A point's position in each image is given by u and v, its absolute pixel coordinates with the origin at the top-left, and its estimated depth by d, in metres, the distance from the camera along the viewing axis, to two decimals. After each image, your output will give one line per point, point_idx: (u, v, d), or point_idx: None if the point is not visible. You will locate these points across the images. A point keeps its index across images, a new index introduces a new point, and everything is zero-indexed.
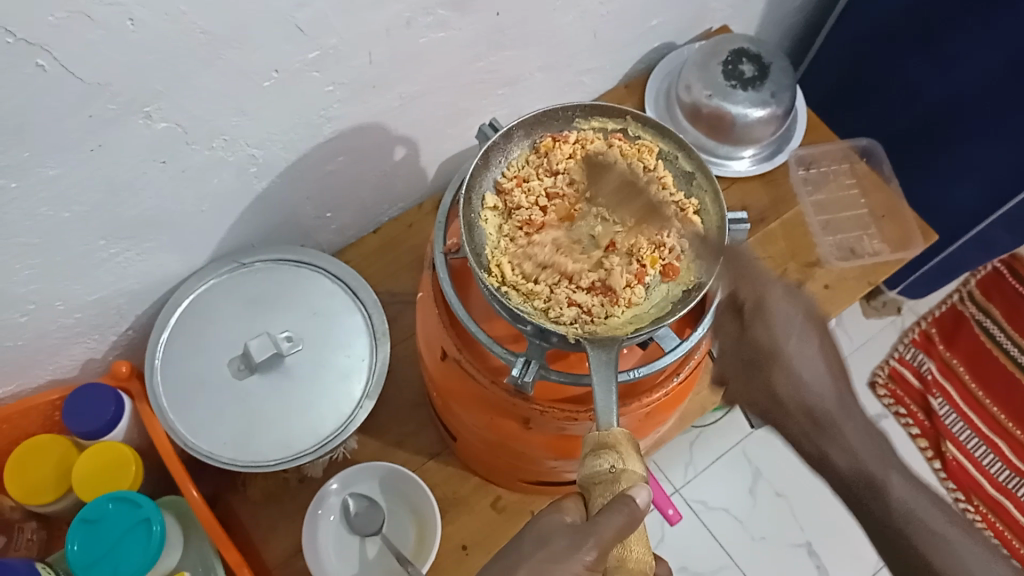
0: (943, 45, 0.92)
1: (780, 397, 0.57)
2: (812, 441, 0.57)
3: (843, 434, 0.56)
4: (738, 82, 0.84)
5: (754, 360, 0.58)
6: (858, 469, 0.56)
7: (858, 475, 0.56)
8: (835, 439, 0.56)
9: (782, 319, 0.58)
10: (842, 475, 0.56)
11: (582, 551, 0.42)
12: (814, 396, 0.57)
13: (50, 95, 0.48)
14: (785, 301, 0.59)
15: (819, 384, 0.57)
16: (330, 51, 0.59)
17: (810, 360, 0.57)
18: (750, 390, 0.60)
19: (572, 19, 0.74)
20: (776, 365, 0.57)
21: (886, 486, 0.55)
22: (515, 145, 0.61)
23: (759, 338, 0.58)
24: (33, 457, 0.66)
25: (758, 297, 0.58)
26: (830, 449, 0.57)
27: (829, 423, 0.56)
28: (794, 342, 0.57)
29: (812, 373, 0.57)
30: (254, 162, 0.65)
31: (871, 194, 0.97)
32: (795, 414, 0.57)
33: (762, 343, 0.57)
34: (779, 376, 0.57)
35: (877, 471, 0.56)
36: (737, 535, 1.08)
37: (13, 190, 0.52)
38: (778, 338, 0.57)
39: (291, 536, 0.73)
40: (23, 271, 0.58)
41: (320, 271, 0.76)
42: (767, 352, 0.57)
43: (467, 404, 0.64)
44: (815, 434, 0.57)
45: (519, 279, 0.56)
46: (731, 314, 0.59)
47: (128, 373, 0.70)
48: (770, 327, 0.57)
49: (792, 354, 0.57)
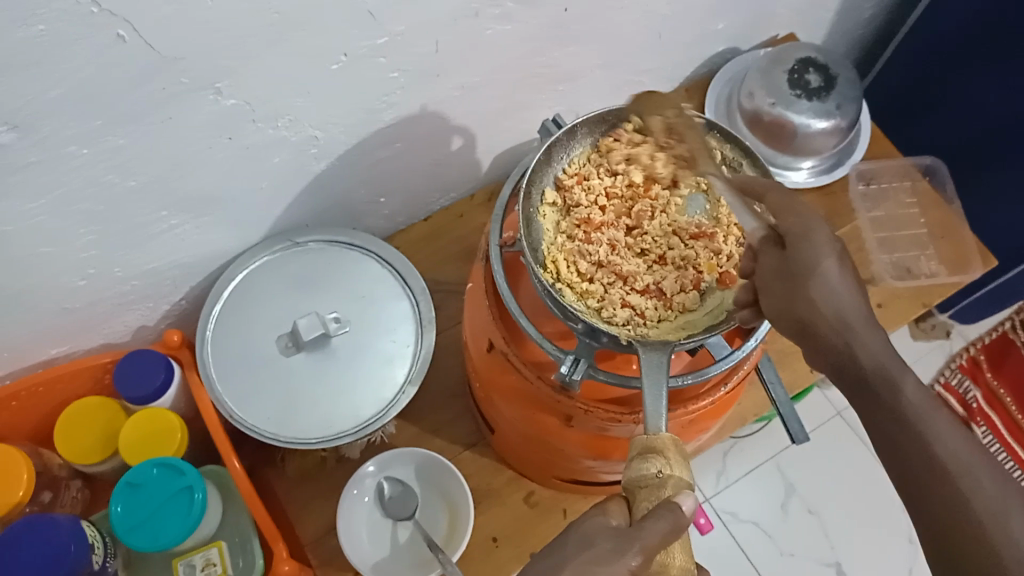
0: (1012, 63, 0.90)
1: (812, 310, 0.49)
2: (840, 346, 0.49)
3: (873, 341, 0.48)
4: (802, 92, 0.82)
5: (787, 278, 0.50)
6: (881, 369, 0.48)
7: (878, 375, 0.48)
8: (859, 343, 0.48)
9: (825, 239, 0.50)
10: (864, 376, 0.48)
11: (627, 556, 0.42)
12: (846, 310, 0.49)
13: (124, 66, 0.49)
14: (830, 229, 0.51)
15: (853, 296, 0.49)
16: (397, 38, 0.59)
17: (847, 280, 0.49)
18: (779, 303, 0.50)
19: (638, 18, 0.73)
20: (813, 278, 0.49)
21: (901, 383, 0.47)
22: (578, 142, 0.61)
23: (799, 252, 0.50)
24: (84, 419, 0.68)
25: (802, 221, 0.51)
26: (855, 348, 0.48)
27: (858, 327, 0.49)
28: (833, 261, 0.49)
29: (848, 289, 0.49)
30: (315, 143, 0.65)
31: (930, 212, 0.95)
32: (823, 324, 0.49)
33: (797, 257, 0.50)
34: (815, 290, 0.49)
35: (894, 370, 0.48)
36: (765, 549, 1.07)
37: (83, 156, 0.53)
38: (819, 253, 0.49)
39: (325, 515, 0.74)
40: (84, 236, 0.59)
41: (370, 255, 0.77)
42: (803, 267, 0.49)
43: (510, 397, 0.64)
44: (842, 338, 0.49)
45: (574, 277, 0.56)
46: (772, 243, 0.52)
47: (178, 343, 0.71)
48: (813, 245, 0.49)
49: (830, 270, 0.49)
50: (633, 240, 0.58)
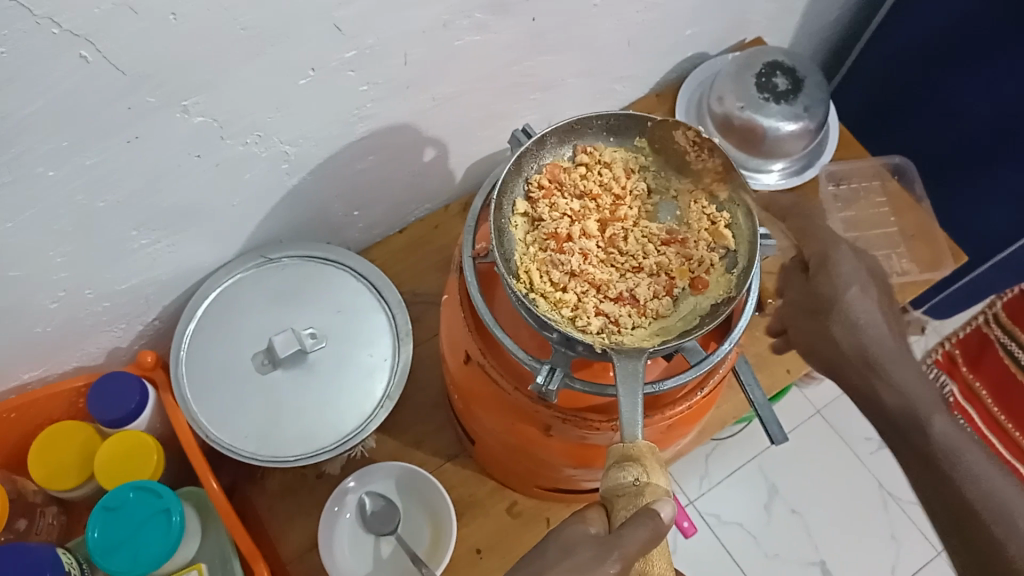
0: (980, 66, 0.91)
1: (837, 344, 0.61)
2: (866, 382, 0.61)
3: (896, 375, 0.60)
4: (771, 95, 0.83)
5: (813, 312, 0.63)
6: (908, 408, 0.59)
7: (906, 415, 0.59)
8: (886, 381, 0.60)
9: (845, 270, 0.62)
10: (892, 414, 0.60)
11: (605, 564, 0.42)
12: (868, 341, 0.61)
13: (92, 85, 0.48)
14: (851, 260, 0.63)
15: (876, 330, 0.61)
16: (366, 51, 0.59)
17: (868, 309, 0.61)
18: (808, 336, 0.63)
19: (609, 26, 0.74)
20: (836, 310, 0.61)
21: (930, 428, 0.58)
22: (547, 151, 0.61)
23: (822, 286, 0.62)
24: (58, 443, 0.67)
25: (824, 253, 0.63)
26: (879, 386, 0.60)
27: (882, 364, 0.60)
28: (855, 291, 0.62)
29: (869, 321, 0.61)
30: (287, 158, 0.65)
31: (903, 214, 0.95)
32: (850, 357, 0.61)
33: (824, 291, 0.62)
34: (837, 322, 0.61)
35: (924, 413, 0.58)
36: (750, 550, 1.07)
37: (51, 178, 0.52)
38: (838, 286, 0.61)
39: (307, 531, 0.73)
40: (55, 257, 0.59)
41: (346, 268, 0.76)
42: (827, 299, 0.62)
43: (488, 407, 0.63)
44: (869, 374, 0.60)
45: (548, 287, 0.56)
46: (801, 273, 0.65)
47: (152, 363, 0.71)
48: (833, 278, 0.62)
49: (852, 300, 0.61)
50: (607, 249, 0.59)
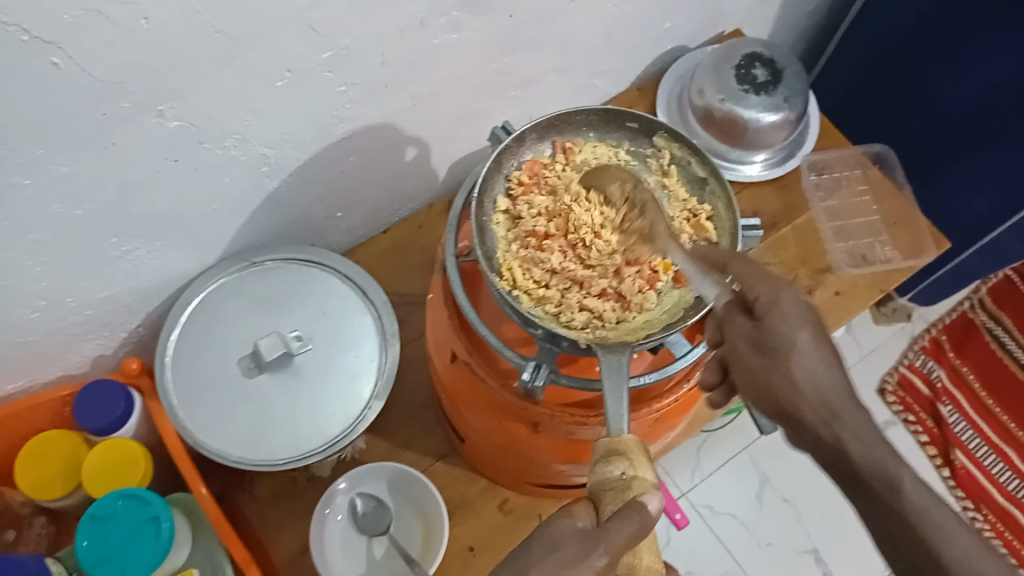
0: (955, 53, 0.92)
1: (794, 394, 0.50)
2: (830, 433, 0.49)
3: (862, 425, 0.49)
4: (750, 87, 0.83)
5: (759, 353, 0.51)
6: (875, 463, 0.48)
7: (876, 473, 0.48)
8: (850, 428, 0.49)
9: (795, 309, 0.51)
10: (857, 467, 0.48)
11: (593, 557, 0.42)
12: (827, 389, 0.50)
13: (63, 92, 0.48)
14: (796, 298, 0.51)
15: (831, 374, 0.50)
16: (343, 52, 0.59)
17: (821, 355, 0.50)
18: (757, 380, 0.51)
19: (585, 21, 0.74)
20: (791, 355, 0.50)
21: (900, 480, 0.47)
22: (527, 149, 0.61)
23: (776, 330, 0.50)
24: (44, 452, 0.67)
25: (770, 291, 0.51)
26: (844, 436, 0.49)
27: (845, 412, 0.49)
28: (805, 335, 0.50)
29: (826, 368, 0.50)
30: (266, 161, 0.65)
31: (884, 201, 0.97)
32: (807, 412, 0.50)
33: (775, 339, 0.50)
34: (796, 371, 0.50)
35: (893, 466, 0.47)
36: (742, 540, 1.08)
37: (27, 187, 0.52)
38: (794, 329, 0.50)
39: (298, 536, 0.73)
40: (34, 267, 0.58)
41: (329, 270, 0.76)
42: (777, 348, 0.50)
43: (476, 407, 0.64)
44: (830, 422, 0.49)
45: (531, 283, 0.57)
46: (738, 308, 0.53)
47: (137, 370, 0.70)
48: (786, 318, 0.50)
49: (802, 345, 0.50)
50: (579, 253, 0.58)
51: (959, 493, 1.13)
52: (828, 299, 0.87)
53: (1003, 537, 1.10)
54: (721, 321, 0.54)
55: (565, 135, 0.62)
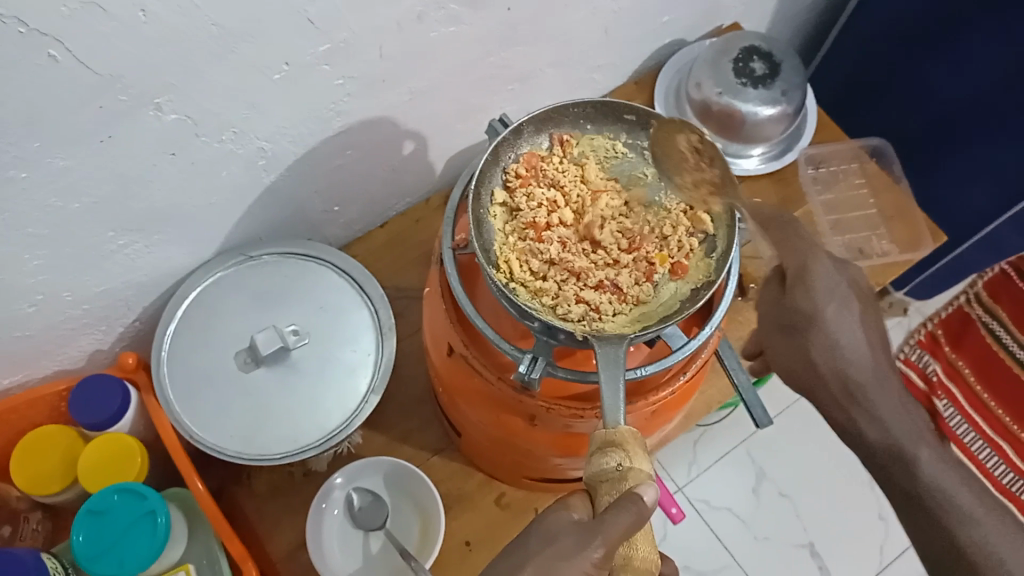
0: (953, 46, 0.92)
1: (813, 365, 0.59)
2: (845, 412, 0.60)
3: (876, 402, 0.60)
4: (748, 80, 0.83)
5: (787, 326, 0.60)
6: (889, 442, 0.60)
7: (887, 449, 0.60)
8: (866, 409, 0.60)
9: (824, 283, 0.59)
10: (872, 446, 0.60)
11: (589, 549, 0.43)
12: (846, 363, 0.59)
13: (60, 85, 0.48)
14: (828, 270, 0.60)
15: (855, 352, 0.59)
16: (341, 45, 0.58)
17: (847, 326, 0.59)
18: (783, 352, 0.61)
19: (583, 15, 0.73)
20: (814, 329, 0.59)
21: (915, 460, 0.59)
22: (524, 140, 0.61)
23: (800, 303, 0.59)
24: (40, 448, 0.67)
25: (801, 262, 0.60)
26: (859, 415, 0.60)
27: (864, 390, 0.59)
28: (832, 309, 0.59)
29: (849, 340, 0.59)
30: (263, 155, 0.64)
31: (881, 194, 0.97)
32: (828, 380, 0.59)
33: (798, 309, 0.59)
34: (815, 341, 0.59)
35: (909, 446, 0.60)
36: (740, 534, 1.08)
37: (22, 180, 0.52)
38: (817, 302, 0.58)
39: (296, 530, 0.73)
40: (31, 261, 0.58)
41: (327, 264, 0.76)
42: (802, 318, 0.59)
43: (472, 400, 0.64)
44: (849, 401, 0.60)
45: (528, 276, 0.56)
46: (776, 281, 0.62)
47: (133, 365, 0.71)
48: (812, 295, 0.59)
49: (829, 319, 0.58)
50: (578, 245, 0.58)
51: None
52: None
53: None
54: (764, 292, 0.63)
55: (563, 125, 0.62)
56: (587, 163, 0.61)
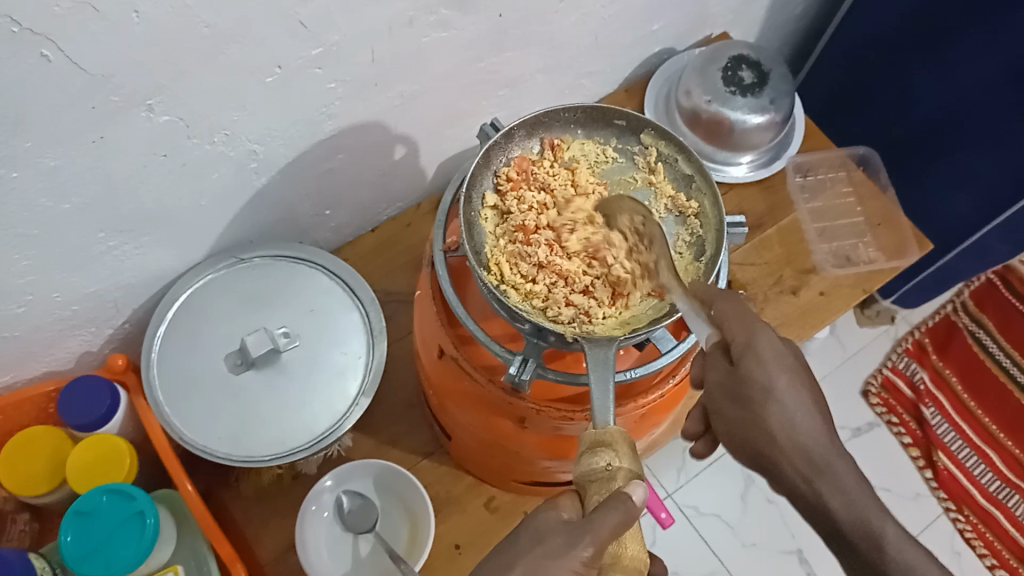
0: (941, 54, 0.92)
1: (772, 441, 0.51)
2: (809, 490, 0.50)
3: (842, 475, 0.50)
4: (737, 88, 0.84)
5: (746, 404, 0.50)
6: (858, 517, 0.50)
7: (859, 528, 0.49)
8: (833, 481, 0.50)
9: (772, 354, 0.51)
10: (839, 524, 0.50)
11: (578, 547, 0.43)
12: (805, 437, 0.51)
13: (51, 84, 0.48)
14: (772, 338, 0.52)
15: (810, 425, 0.51)
16: (332, 48, 0.59)
17: (797, 397, 0.51)
18: (733, 431, 0.52)
19: (572, 21, 0.74)
20: (770, 401, 0.50)
21: (883, 537, 0.49)
22: (516, 144, 0.62)
23: (751, 373, 0.50)
24: (27, 449, 0.66)
25: (746, 331, 0.51)
26: (823, 491, 0.50)
27: (827, 465, 0.50)
28: (783, 380, 0.51)
29: (804, 413, 0.51)
30: (254, 157, 0.65)
31: (868, 202, 0.98)
32: (788, 456, 0.50)
33: (748, 385, 0.51)
34: (771, 415, 0.51)
35: (876, 520, 0.49)
36: (728, 540, 1.08)
37: (14, 179, 0.52)
38: (769, 374, 0.50)
39: (284, 533, 0.73)
40: (21, 261, 0.58)
41: (318, 268, 0.76)
42: (757, 394, 0.51)
43: (462, 403, 0.64)
44: (814, 477, 0.50)
45: (518, 278, 0.57)
46: (721, 352, 0.52)
47: (123, 366, 0.70)
48: (763, 362, 0.51)
49: (781, 391, 0.51)
50: (563, 248, 0.58)
51: (941, 494, 1.13)
52: (813, 299, 0.87)
53: (986, 538, 1.12)
54: (710, 366, 0.53)
55: (552, 133, 0.63)
56: (576, 168, 0.62)
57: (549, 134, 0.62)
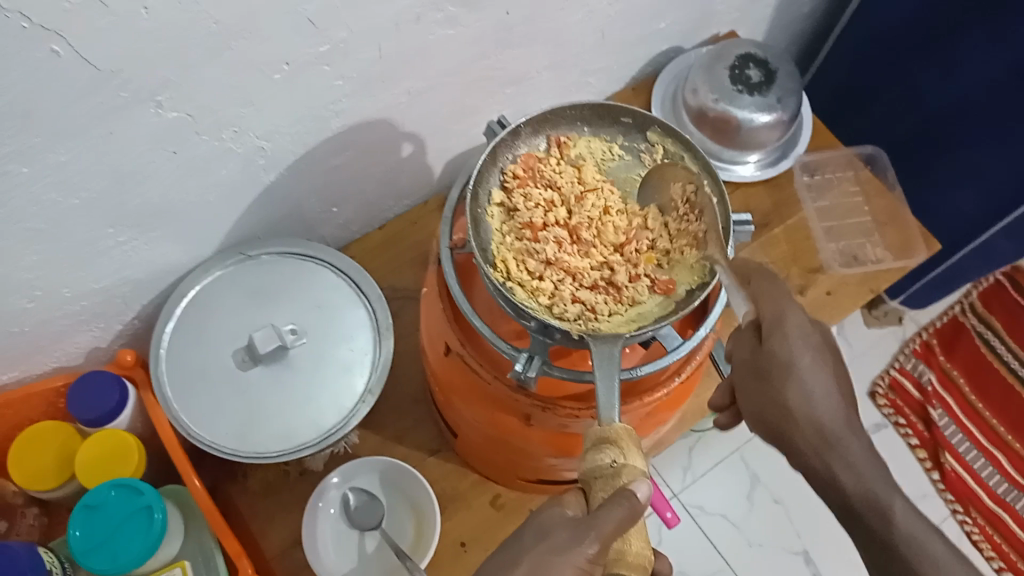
0: (948, 51, 0.92)
1: (790, 413, 0.55)
2: (821, 460, 0.55)
3: (853, 451, 0.54)
4: (744, 87, 0.84)
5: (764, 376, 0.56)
6: (865, 491, 0.53)
7: (865, 501, 0.53)
8: (844, 457, 0.54)
9: (799, 332, 0.56)
10: (847, 493, 0.54)
11: (583, 544, 0.43)
12: (824, 413, 0.55)
13: (59, 80, 0.48)
14: (801, 319, 0.57)
15: (829, 402, 0.55)
16: (339, 45, 0.59)
17: (820, 375, 0.56)
18: (758, 402, 0.57)
19: (579, 19, 0.74)
20: (791, 377, 0.55)
21: (891, 511, 0.52)
22: (522, 142, 0.62)
23: (775, 350, 0.55)
24: (36, 444, 0.67)
25: (776, 310, 0.56)
26: (835, 465, 0.54)
27: (838, 439, 0.55)
28: (808, 359, 0.55)
29: (823, 390, 0.55)
30: (262, 154, 0.65)
31: (874, 200, 0.98)
32: (805, 431, 0.55)
33: (773, 358, 0.55)
34: (791, 389, 0.55)
35: (884, 495, 0.53)
36: (733, 539, 1.08)
37: (23, 174, 0.52)
38: (794, 351, 0.55)
39: (290, 528, 0.73)
40: (30, 256, 0.58)
41: (324, 264, 0.76)
42: (782, 367, 0.55)
43: (469, 400, 0.64)
44: (826, 450, 0.55)
45: (524, 276, 0.57)
46: (751, 331, 0.58)
47: (132, 362, 0.71)
48: (789, 342, 0.55)
49: (804, 369, 0.55)
50: (571, 247, 0.59)
51: (948, 495, 1.13)
52: (818, 298, 0.87)
53: (992, 540, 1.12)
54: (737, 341, 0.59)
55: (560, 128, 0.62)
56: (584, 166, 0.62)
57: (557, 131, 0.62)
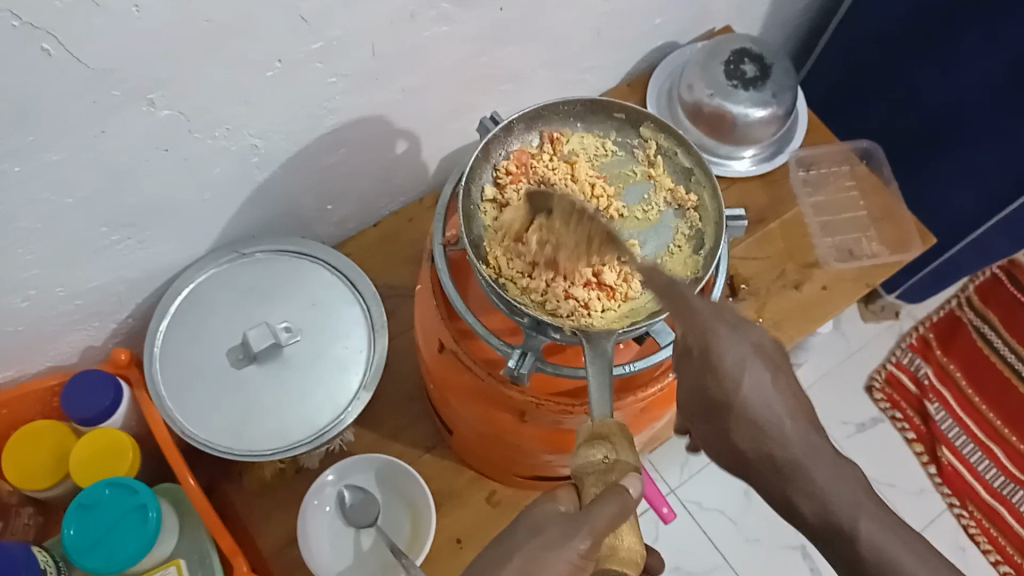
0: (945, 49, 0.92)
1: (739, 452, 0.49)
2: (781, 494, 0.48)
3: (814, 479, 0.47)
4: (739, 82, 0.84)
5: (709, 413, 0.50)
6: (830, 521, 0.46)
7: (831, 530, 0.46)
8: (799, 485, 0.47)
9: (733, 360, 0.49)
10: (811, 525, 0.47)
11: (576, 539, 0.43)
12: (773, 443, 0.48)
13: (52, 78, 0.48)
14: (735, 342, 0.50)
15: (780, 424, 0.48)
16: (333, 43, 0.59)
17: (766, 399, 0.49)
18: (710, 439, 0.52)
19: (574, 16, 0.74)
20: (734, 411, 0.49)
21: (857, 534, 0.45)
22: (515, 138, 0.62)
23: (711, 385, 0.49)
24: (32, 443, 0.67)
25: (701, 338, 0.50)
26: (796, 498, 0.47)
27: (789, 468, 0.47)
28: (749, 385, 0.49)
29: (771, 415, 0.49)
30: (256, 152, 0.65)
31: (870, 196, 0.98)
32: (757, 465, 0.49)
33: (712, 394, 0.50)
34: (737, 425, 0.49)
35: (847, 517, 0.46)
36: (731, 535, 1.08)
37: (17, 173, 0.52)
38: (730, 382, 0.49)
39: (285, 526, 0.74)
40: (24, 255, 0.58)
41: (319, 262, 0.76)
42: (717, 402, 0.50)
43: (463, 396, 0.64)
44: (780, 481, 0.48)
45: (516, 273, 0.57)
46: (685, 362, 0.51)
47: (127, 361, 0.70)
48: (721, 374, 0.49)
49: (747, 400, 0.49)
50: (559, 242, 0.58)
51: (944, 489, 1.13)
52: (815, 293, 0.87)
53: (990, 534, 1.12)
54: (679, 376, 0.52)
55: (552, 124, 0.63)
56: (576, 160, 0.62)
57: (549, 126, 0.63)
